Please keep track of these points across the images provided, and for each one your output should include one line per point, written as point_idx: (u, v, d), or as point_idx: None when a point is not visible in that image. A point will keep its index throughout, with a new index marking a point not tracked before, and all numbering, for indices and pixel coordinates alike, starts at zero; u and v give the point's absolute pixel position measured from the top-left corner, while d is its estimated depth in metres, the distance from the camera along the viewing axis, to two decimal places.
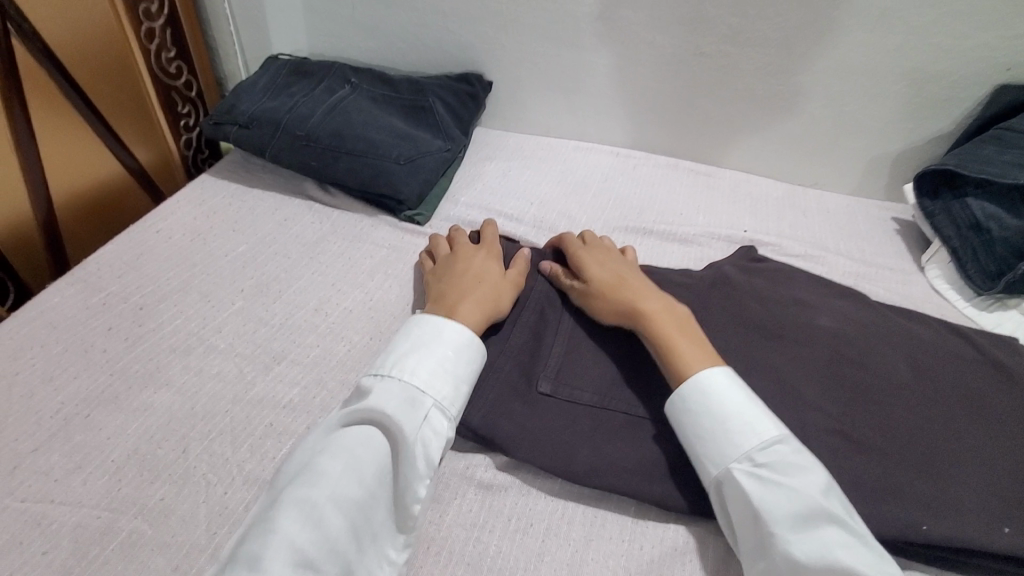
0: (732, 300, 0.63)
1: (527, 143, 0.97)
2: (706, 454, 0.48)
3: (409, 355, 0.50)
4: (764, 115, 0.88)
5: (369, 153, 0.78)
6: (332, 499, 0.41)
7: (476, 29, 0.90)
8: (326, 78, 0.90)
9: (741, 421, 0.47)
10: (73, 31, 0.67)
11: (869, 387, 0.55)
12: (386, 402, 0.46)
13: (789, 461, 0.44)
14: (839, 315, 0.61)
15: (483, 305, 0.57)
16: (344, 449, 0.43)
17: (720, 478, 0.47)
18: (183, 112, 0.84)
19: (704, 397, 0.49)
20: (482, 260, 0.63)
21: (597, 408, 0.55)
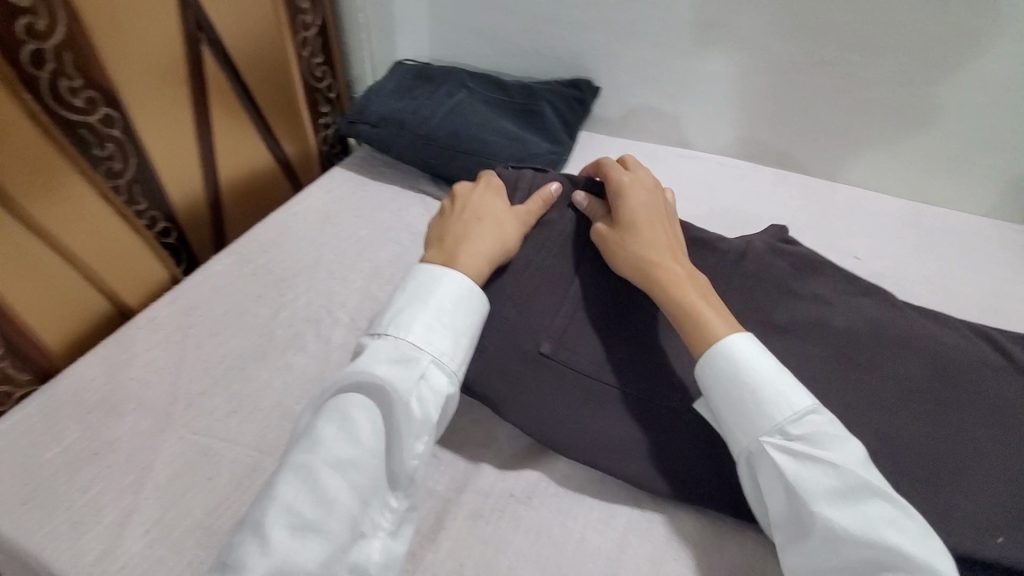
0: (758, 278, 0.60)
1: (630, 149, 0.98)
2: (736, 422, 0.47)
3: (405, 315, 0.50)
4: (888, 127, 0.84)
5: (484, 154, 0.84)
6: (330, 459, 0.42)
7: (589, 37, 0.93)
8: (446, 82, 0.97)
9: (773, 390, 0.46)
10: (248, 39, 0.77)
11: (875, 392, 0.52)
12: (381, 363, 0.46)
13: (824, 432, 0.44)
14: (856, 315, 0.57)
15: (490, 251, 0.58)
16: (341, 413, 0.44)
17: (751, 449, 0.46)
18: (323, 112, 0.95)
19: (734, 366, 0.48)
20: (491, 205, 0.62)
21: (591, 377, 0.56)
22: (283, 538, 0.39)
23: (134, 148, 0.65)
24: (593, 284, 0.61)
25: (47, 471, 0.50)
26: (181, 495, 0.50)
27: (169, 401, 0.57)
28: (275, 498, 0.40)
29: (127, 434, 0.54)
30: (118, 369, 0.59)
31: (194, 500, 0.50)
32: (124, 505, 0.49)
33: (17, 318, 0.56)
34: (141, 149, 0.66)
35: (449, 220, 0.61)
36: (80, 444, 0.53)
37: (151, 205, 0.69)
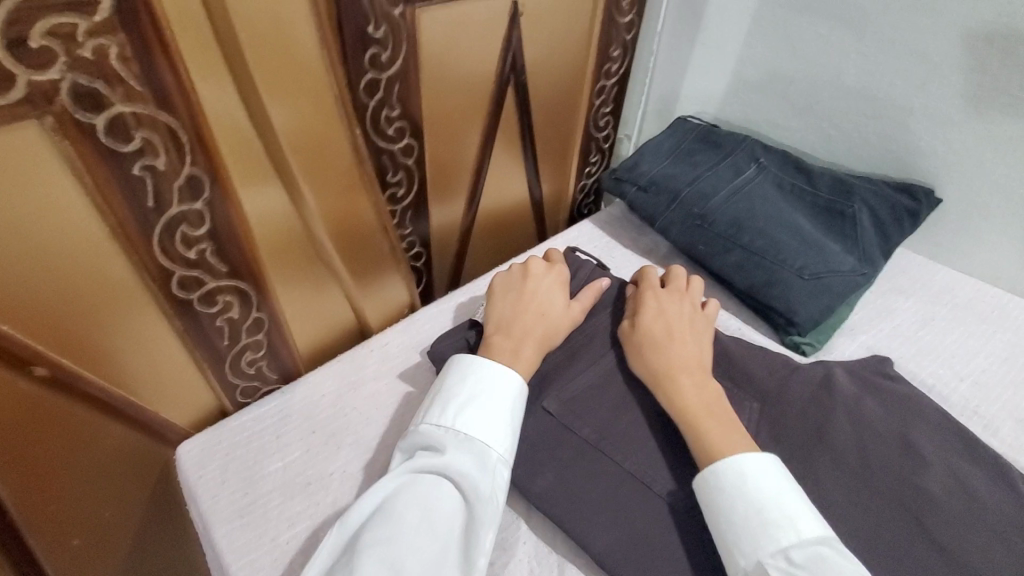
0: (821, 405, 0.57)
1: (957, 286, 0.76)
2: (735, 540, 0.43)
3: (480, 402, 0.49)
4: None
5: (770, 255, 0.69)
6: (396, 560, 0.40)
7: (950, 136, 0.72)
8: (734, 153, 0.84)
9: (778, 512, 0.43)
10: (552, 83, 0.74)
11: None
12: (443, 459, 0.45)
13: (833, 565, 0.40)
14: (954, 483, 0.51)
15: (546, 336, 0.57)
16: (407, 511, 0.43)
17: (749, 570, 0.42)
18: (591, 159, 0.89)
19: (744, 482, 0.45)
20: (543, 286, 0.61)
21: (592, 445, 0.52)
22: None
23: (420, 177, 0.65)
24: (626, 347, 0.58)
25: (267, 488, 0.51)
26: None
27: (380, 447, 0.54)
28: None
29: (338, 473, 0.52)
30: (345, 394, 0.58)
31: None
32: None
33: (283, 324, 0.58)
34: (423, 180, 0.66)
35: (503, 283, 0.62)
36: (298, 469, 0.52)
37: (414, 232, 0.69)
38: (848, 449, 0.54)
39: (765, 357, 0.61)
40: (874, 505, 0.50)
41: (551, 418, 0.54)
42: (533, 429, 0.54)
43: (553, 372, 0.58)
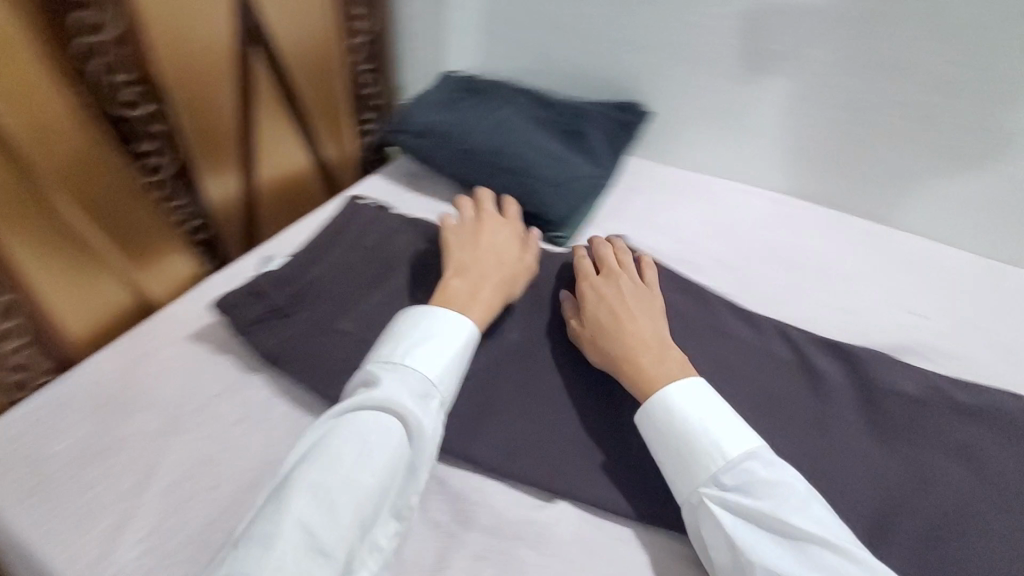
0: (574, 280, 0.69)
1: (678, 177, 0.94)
2: (676, 474, 0.51)
3: (399, 343, 0.52)
4: (959, 177, 0.79)
5: (525, 173, 0.82)
6: (344, 488, 0.43)
7: (646, 59, 0.90)
8: (493, 96, 0.95)
9: (706, 442, 0.50)
10: (300, 43, 0.80)
11: None
12: (387, 392, 0.48)
13: (757, 478, 0.47)
14: (668, 310, 0.66)
15: (503, 285, 0.62)
16: (345, 440, 0.44)
17: (691, 498, 0.50)
18: (364, 118, 0.96)
19: (673, 419, 0.52)
20: (502, 246, 0.66)
21: None
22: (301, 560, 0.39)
23: (174, 142, 0.67)
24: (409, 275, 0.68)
25: (57, 464, 0.51)
26: (181, 503, 0.49)
27: (179, 401, 0.56)
28: (281, 533, 0.40)
29: (135, 434, 0.53)
30: (134, 364, 0.59)
31: (194, 510, 0.49)
32: (123, 510, 0.48)
33: (41, 303, 0.59)
34: (184, 149, 0.69)
35: (456, 238, 0.66)
36: (88, 441, 0.52)
37: (192, 205, 0.72)
38: None
39: None
40: None
41: (347, 336, 0.60)
42: (330, 347, 0.59)
43: (344, 299, 0.64)
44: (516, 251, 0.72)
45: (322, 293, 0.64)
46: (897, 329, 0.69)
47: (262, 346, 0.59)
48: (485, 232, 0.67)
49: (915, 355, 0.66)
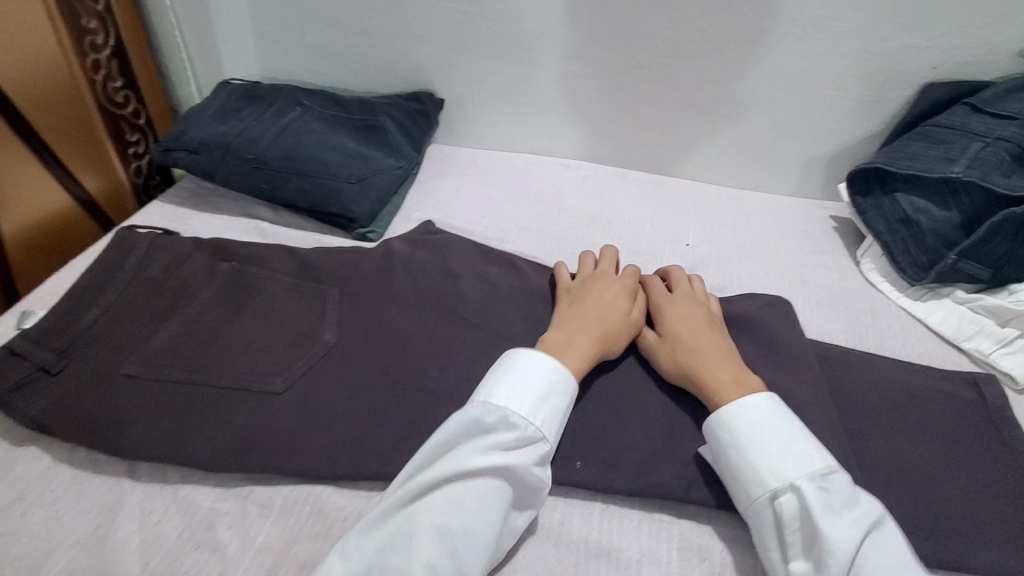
0: (384, 272, 0.69)
1: (481, 159, 0.99)
2: (761, 473, 0.46)
3: (537, 403, 0.49)
4: (703, 127, 0.91)
5: (321, 174, 0.80)
6: (474, 541, 0.42)
7: (425, 49, 0.92)
8: (278, 101, 0.91)
9: (800, 448, 0.46)
10: (22, 70, 0.70)
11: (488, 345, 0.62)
12: (491, 442, 0.46)
13: (847, 492, 0.44)
14: (479, 282, 0.69)
15: (601, 337, 0.57)
16: (467, 497, 0.44)
17: (768, 495, 0.46)
18: (132, 140, 0.87)
19: (765, 418, 0.48)
20: (610, 299, 0.61)
21: (184, 382, 0.55)
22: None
23: None
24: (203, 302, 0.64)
25: None
26: None
27: None
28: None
29: None
30: None
31: None
32: None
33: None
34: None
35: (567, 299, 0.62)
36: None
37: None
38: (410, 290, 0.68)
39: (336, 254, 0.71)
40: (429, 315, 0.65)
41: (135, 380, 0.55)
42: (115, 395, 0.54)
43: (128, 340, 0.58)
44: (321, 255, 0.71)
45: (100, 340, 0.58)
46: (674, 259, 0.79)
47: (26, 414, 0.52)
48: (600, 283, 0.63)
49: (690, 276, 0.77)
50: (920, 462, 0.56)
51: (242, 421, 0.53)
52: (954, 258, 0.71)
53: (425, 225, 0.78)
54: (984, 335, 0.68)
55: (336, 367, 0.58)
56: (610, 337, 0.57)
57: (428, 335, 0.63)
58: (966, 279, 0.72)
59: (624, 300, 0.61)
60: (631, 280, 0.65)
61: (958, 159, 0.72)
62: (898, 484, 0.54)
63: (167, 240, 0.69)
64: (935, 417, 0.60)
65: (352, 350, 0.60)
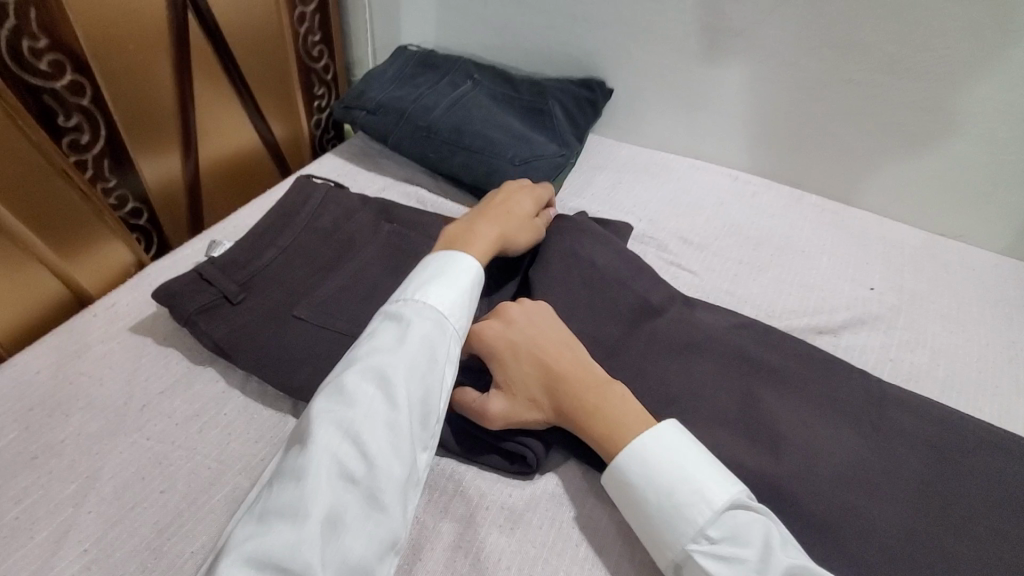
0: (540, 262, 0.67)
1: (640, 158, 0.94)
2: (662, 536, 0.45)
3: (425, 287, 0.53)
4: (907, 159, 0.80)
5: (486, 151, 0.80)
6: (376, 420, 0.42)
7: (607, 36, 0.89)
8: (451, 72, 0.92)
9: (689, 489, 0.44)
10: (242, 17, 0.77)
11: (635, 366, 0.61)
12: (384, 328, 0.49)
13: (743, 526, 0.43)
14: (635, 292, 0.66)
15: (504, 232, 0.66)
16: (359, 382, 0.44)
17: (679, 559, 0.44)
18: (316, 93, 0.93)
19: (647, 471, 0.46)
20: (518, 203, 0.70)
21: (348, 335, 0.56)
22: (330, 492, 0.39)
23: (106, 122, 0.65)
24: (369, 259, 0.65)
25: None
26: (127, 511, 0.45)
27: (129, 400, 0.52)
28: (303, 480, 0.39)
29: (71, 437, 0.49)
30: (70, 361, 0.55)
31: (143, 516, 0.45)
32: (62, 520, 0.45)
33: None
34: (112, 124, 0.66)
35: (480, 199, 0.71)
36: (19, 446, 0.48)
37: (122, 184, 0.69)
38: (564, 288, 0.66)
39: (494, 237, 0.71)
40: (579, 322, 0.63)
41: (306, 324, 0.57)
42: (288, 336, 0.56)
43: (302, 285, 0.61)
44: None
45: (276, 280, 0.61)
46: (852, 301, 0.71)
47: (212, 337, 0.55)
48: (514, 194, 0.72)
49: (870, 324, 0.68)
50: None
51: None
52: None
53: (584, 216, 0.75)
54: None
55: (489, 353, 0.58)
56: (513, 232, 0.67)
57: None
58: None
59: (527, 204, 0.71)
60: (540, 199, 0.73)
61: None
62: None
63: (342, 194, 0.71)
64: None
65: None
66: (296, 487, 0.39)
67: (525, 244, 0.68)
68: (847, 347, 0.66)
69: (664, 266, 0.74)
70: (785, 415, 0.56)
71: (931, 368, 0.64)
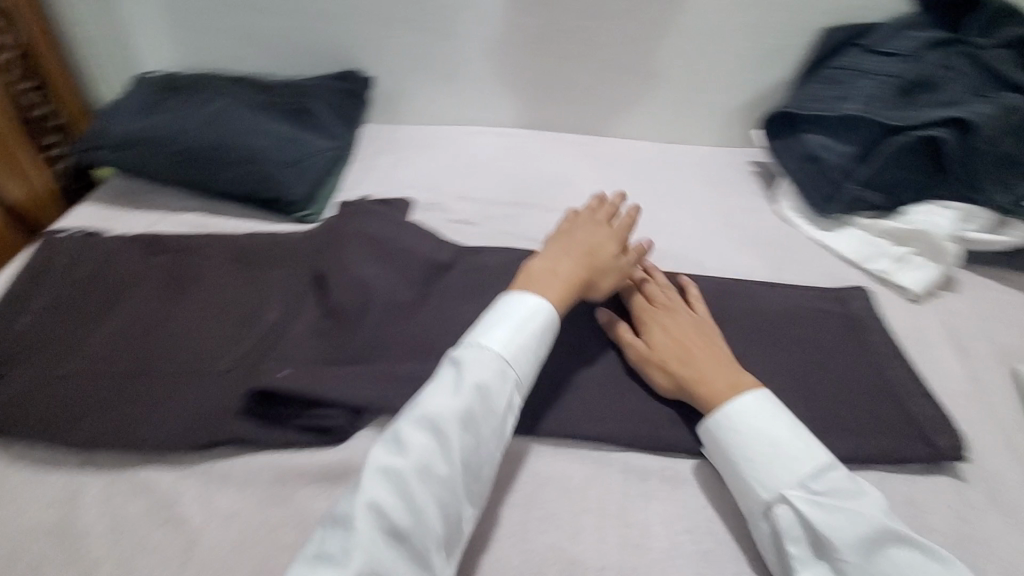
0: (325, 250, 0.71)
1: (418, 134, 0.99)
2: (748, 488, 0.51)
3: (489, 330, 0.54)
4: (626, 86, 0.95)
5: (254, 160, 0.80)
6: (422, 473, 0.46)
7: (350, 29, 0.93)
8: (202, 91, 0.90)
9: (795, 449, 0.51)
10: None
11: (430, 315, 0.67)
12: (412, 384, 0.51)
13: (843, 486, 0.49)
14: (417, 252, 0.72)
15: (588, 264, 0.62)
16: (415, 430, 0.48)
17: (771, 500, 0.50)
18: (50, 142, 0.87)
19: (731, 433, 0.53)
20: (602, 242, 0.64)
21: (129, 377, 0.56)
22: (376, 536, 0.43)
23: None
24: (141, 297, 0.64)
25: None
26: None
27: None
28: (352, 528, 0.43)
29: None
30: None
31: None
32: None
33: None
34: None
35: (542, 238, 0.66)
36: None
37: None
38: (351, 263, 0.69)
39: (276, 241, 0.73)
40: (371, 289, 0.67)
41: (80, 377, 0.56)
42: (62, 394, 0.55)
43: (70, 338, 0.60)
44: (262, 243, 0.72)
45: (40, 343, 0.59)
46: None
47: None
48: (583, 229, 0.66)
49: None
50: (827, 371, 0.62)
51: (191, 406, 0.55)
52: (854, 188, 0.77)
53: (360, 200, 0.80)
54: (883, 256, 0.75)
55: (286, 351, 0.62)
56: (595, 282, 0.62)
57: (371, 306, 0.65)
58: (867, 207, 0.77)
59: (613, 243, 0.65)
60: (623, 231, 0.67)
61: (848, 97, 0.79)
62: (807, 392, 0.60)
63: (96, 241, 0.68)
64: (841, 332, 0.66)
65: (304, 333, 0.64)
66: (342, 529, 0.43)
67: (608, 287, 0.63)
68: None
69: (449, 225, 0.81)
70: None
71: (670, 249, 0.79)
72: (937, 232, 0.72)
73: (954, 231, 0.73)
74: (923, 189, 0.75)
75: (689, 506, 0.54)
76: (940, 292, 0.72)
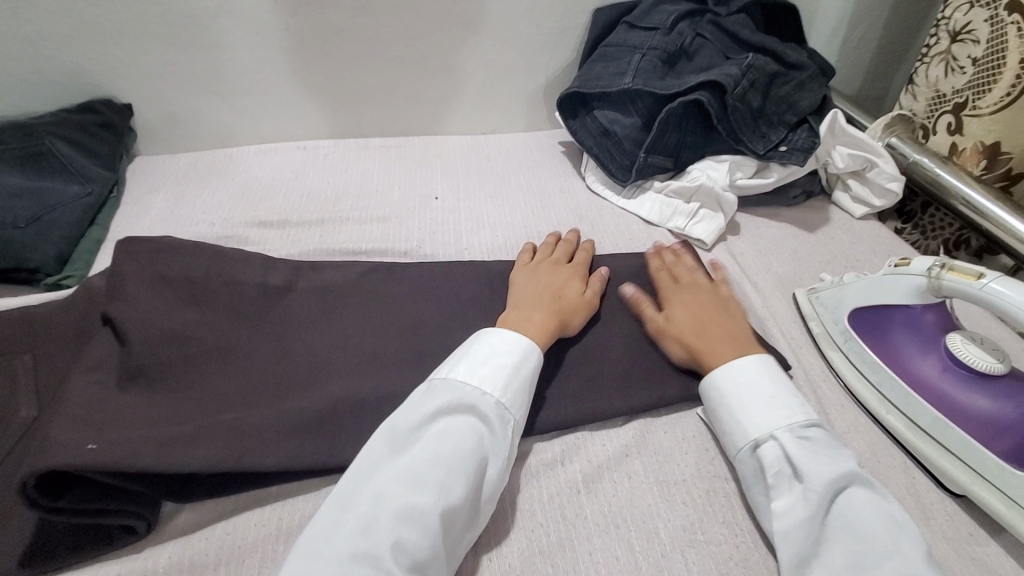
0: (87, 315, 0.59)
1: (202, 161, 0.89)
2: (741, 427, 0.52)
3: (473, 367, 0.53)
4: (423, 82, 0.92)
5: None
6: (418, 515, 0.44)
7: (83, 49, 0.78)
8: None
9: (793, 396, 0.54)
10: None
11: (238, 361, 0.58)
12: (453, 415, 0.50)
13: (824, 438, 0.50)
14: (214, 294, 0.62)
15: (555, 317, 0.61)
16: (403, 473, 0.46)
17: (760, 440, 0.51)
18: None
19: (743, 377, 0.55)
20: (563, 280, 0.66)
21: None
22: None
23: None
24: None
25: None
26: None
27: None
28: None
29: None
30: None
31: None
32: None
33: None
34: None
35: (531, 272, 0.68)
36: None
37: None
38: (129, 317, 0.56)
39: (14, 315, 0.59)
40: (157, 344, 0.55)
41: None
42: None
43: None
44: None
45: None
46: (423, 216, 0.81)
47: None
48: (552, 272, 0.67)
49: (442, 228, 0.80)
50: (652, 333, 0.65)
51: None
52: (643, 156, 0.82)
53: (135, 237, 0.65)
54: (678, 214, 0.81)
55: (57, 423, 0.47)
56: (566, 317, 0.61)
57: (163, 365, 0.55)
58: (659, 170, 0.83)
59: (577, 282, 0.66)
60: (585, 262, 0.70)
61: (625, 72, 0.83)
62: (632, 354, 0.62)
63: None
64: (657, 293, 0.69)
65: (86, 400, 0.50)
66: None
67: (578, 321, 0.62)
68: (429, 254, 0.75)
69: None
70: (382, 338, 0.63)
71: (493, 242, 0.78)
72: (714, 183, 0.80)
73: (728, 180, 0.81)
74: (699, 147, 0.83)
75: (539, 500, 0.52)
76: (728, 237, 0.81)
